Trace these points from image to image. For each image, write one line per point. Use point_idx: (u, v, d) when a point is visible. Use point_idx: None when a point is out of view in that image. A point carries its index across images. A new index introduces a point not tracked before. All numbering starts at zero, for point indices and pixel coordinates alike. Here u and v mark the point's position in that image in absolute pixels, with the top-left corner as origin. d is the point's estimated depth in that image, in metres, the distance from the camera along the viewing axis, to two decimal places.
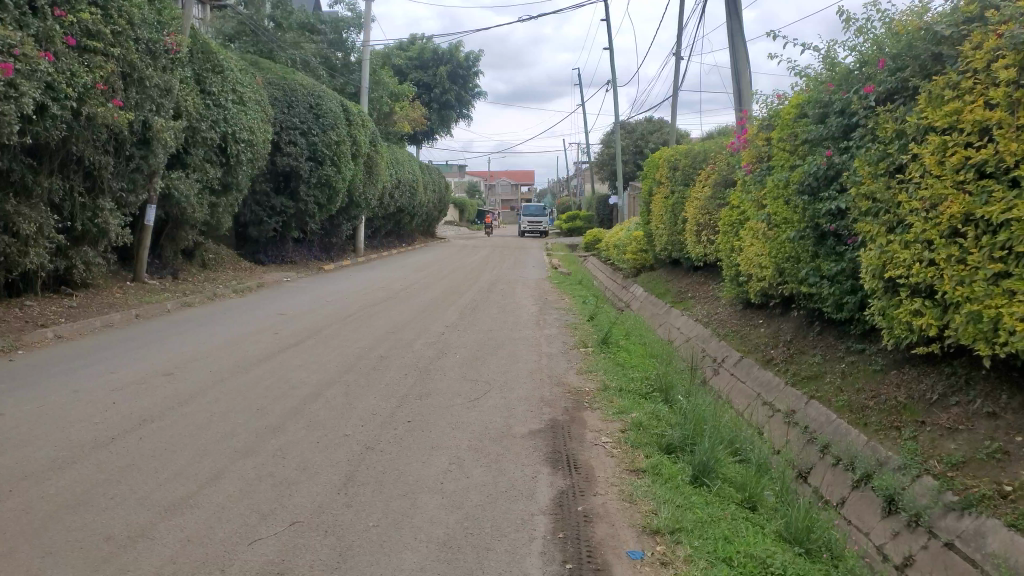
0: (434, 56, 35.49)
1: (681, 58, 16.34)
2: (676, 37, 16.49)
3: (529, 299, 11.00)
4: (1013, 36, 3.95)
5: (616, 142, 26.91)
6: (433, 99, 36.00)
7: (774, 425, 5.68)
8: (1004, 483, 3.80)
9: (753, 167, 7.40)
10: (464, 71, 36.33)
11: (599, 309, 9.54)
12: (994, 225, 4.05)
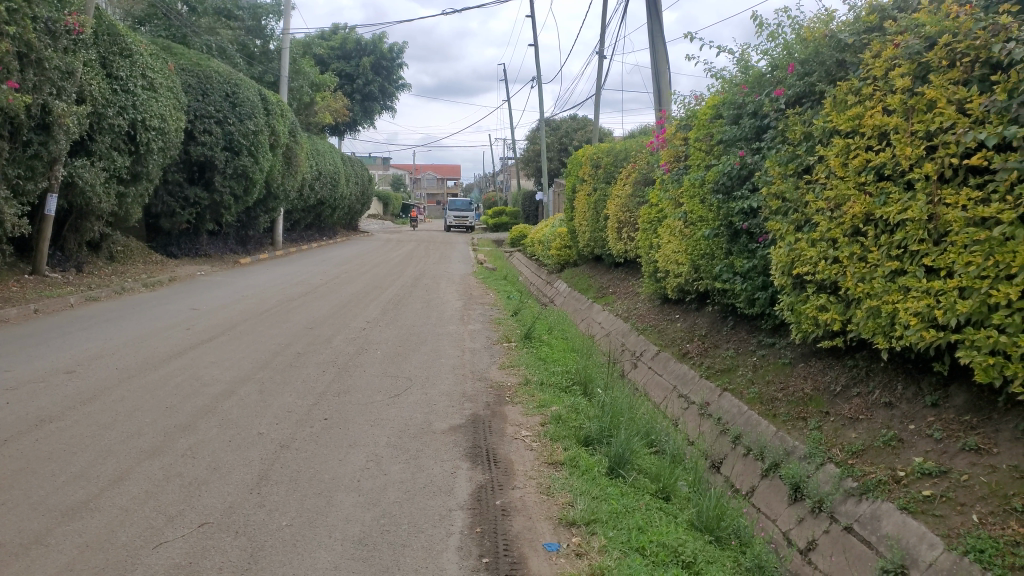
0: (357, 47, 35.11)
1: (603, 57, 16.58)
2: (599, 37, 16.72)
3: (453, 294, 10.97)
4: (909, 46, 4.20)
5: (543, 140, 27.14)
6: (357, 90, 35.44)
7: (689, 417, 5.85)
8: (897, 469, 4.06)
9: (672, 166, 7.58)
10: (388, 64, 35.98)
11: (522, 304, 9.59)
12: (891, 225, 4.30)
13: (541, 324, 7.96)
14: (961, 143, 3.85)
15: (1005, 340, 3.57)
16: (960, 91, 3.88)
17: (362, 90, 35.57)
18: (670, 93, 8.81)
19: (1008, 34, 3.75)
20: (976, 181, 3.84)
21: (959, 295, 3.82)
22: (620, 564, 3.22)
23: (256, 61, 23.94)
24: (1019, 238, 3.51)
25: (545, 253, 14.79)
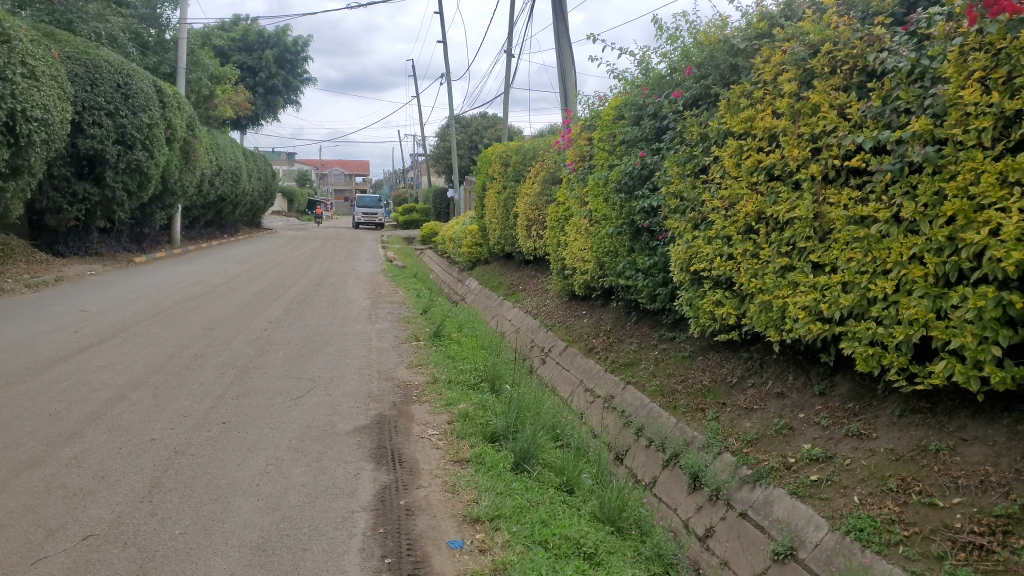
0: (258, 39, 34.15)
1: (512, 56, 16.71)
2: (508, 35, 16.83)
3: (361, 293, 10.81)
4: (795, 53, 4.43)
5: (454, 138, 27.08)
6: (258, 82, 34.29)
7: (594, 411, 5.96)
8: (788, 456, 4.29)
9: (577, 165, 7.71)
10: (292, 57, 35.17)
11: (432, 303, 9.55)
12: (780, 223, 4.55)
13: (451, 321, 7.96)
14: (842, 146, 4.13)
15: (882, 331, 3.87)
16: (840, 96, 4.15)
17: (264, 83, 34.46)
18: (576, 92, 8.94)
19: (881, 44, 4.06)
20: (856, 182, 4.13)
21: (842, 289, 4.11)
22: (523, 559, 3.26)
23: (150, 50, 22.85)
24: (894, 235, 3.83)
25: (456, 250, 14.78)
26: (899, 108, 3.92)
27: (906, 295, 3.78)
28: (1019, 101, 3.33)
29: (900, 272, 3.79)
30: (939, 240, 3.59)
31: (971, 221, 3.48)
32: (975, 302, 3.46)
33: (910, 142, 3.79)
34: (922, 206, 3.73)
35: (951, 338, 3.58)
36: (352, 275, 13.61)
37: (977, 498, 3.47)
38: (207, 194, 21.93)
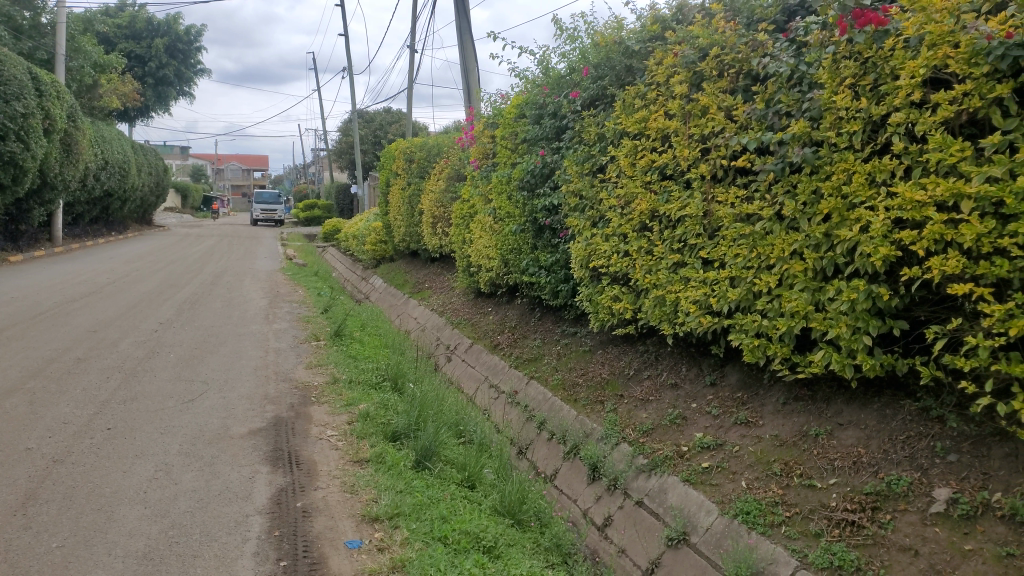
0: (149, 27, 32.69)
1: (415, 51, 16.63)
2: (413, 31, 16.74)
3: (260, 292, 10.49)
4: (685, 56, 4.61)
5: (359, 134, 26.72)
6: (148, 73, 32.73)
7: (498, 407, 6.01)
8: (681, 445, 4.48)
9: (481, 163, 7.76)
10: (185, 47, 33.76)
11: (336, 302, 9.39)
12: (673, 220, 4.74)
13: (354, 320, 7.83)
14: (729, 147, 4.35)
15: (767, 323, 4.12)
16: (728, 99, 4.36)
17: (155, 74, 32.93)
18: (479, 90, 8.98)
19: (764, 49, 4.27)
20: (742, 181, 4.36)
21: (730, 284, 4.35)
22: (422, 555, 3.26)
23: (25, 34, 21.37)
24: (777, 233, 4.08)
25: (360, 248, 14.57)
26: (780, 111, 4.15)
27: (788, 289, 4.05)
28: (883, 107, 3.61)
29: (782, 267, 4.05)
30: (817, 236, 3.86)
31: (845, 219, 3.76)
32: (848, 296, 3.71)
33: (790, 143, 4.03)
34: (801, 205, 3.99)
35: (827, 329, 3.85)
36: (251, 274, 13.18)
37: (850, 477, 3.81)
38: (91, 188, 20.74)
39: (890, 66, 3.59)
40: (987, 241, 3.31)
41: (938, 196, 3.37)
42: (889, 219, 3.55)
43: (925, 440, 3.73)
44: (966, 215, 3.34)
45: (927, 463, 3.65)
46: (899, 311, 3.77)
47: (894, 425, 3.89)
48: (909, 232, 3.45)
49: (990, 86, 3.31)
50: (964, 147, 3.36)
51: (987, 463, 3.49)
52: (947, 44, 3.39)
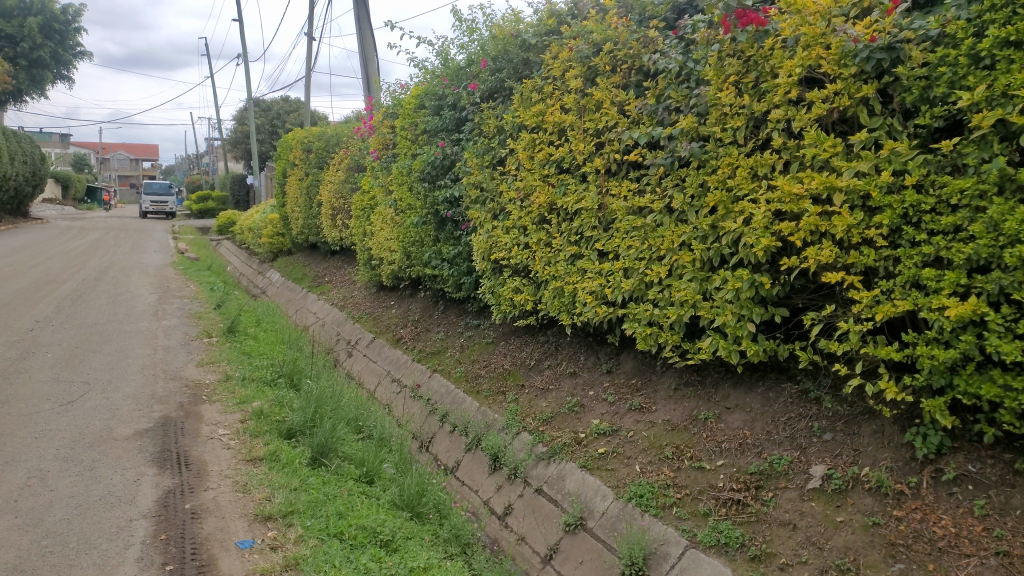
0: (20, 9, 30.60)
1: (312, 38, 16.26)
2: (310, 18, 16.37)
3: (148, 288, 9.99)
4: (580, 51, 4.71)
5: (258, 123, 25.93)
6: (20, 55, 30.34)
7: (400, 401, 5.98)
8: (579, 432, 4.60)
9: (380, 153, 7.68)
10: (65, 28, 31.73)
11: (231, 298, 9.07)
12: (570, 213, 4.84)
13: (249, 317, 7.58)
14: (622, 141, 4.47)
15: (658, 312, 4.29)
16: (620, 94, 4.47)
17: (31, 56, 30.75)
18: (379, 79, 8.88)
19: (654, 46, 4.38)
20: (634, 175, 4.49)
21: (624, 275, 4.49)
22: (317, 552, 3.21)
23: None
24: (667, 225, 4.24)
25: (257, 240, 14.13)
26: (669, 107, 4.29)
27: (677, 279, 4.22)
28: (764, 104, 3.81)
29: (672, 258, 4.21)
30: (704, 228, 4.02)
31: (729, 211, 3.94)
32: (733, 285, 3.90)
33: (679, 138, 4.20)
34: (689, 198, 4.16)
35: (714, 317, 4.03)
36: (139, 269, 12.54)
37: (736, 458, 4.04)
38: None
39: (769, 65, 3.79)
40: (856, 231, 3.56)
41: (812, 189, 3.59)
42: (769, 212, 3.75)
43: (803, 421, 4.03)
44: (838, 207, 3.58)
45: (805, 442, 3.94)
46: (779, 299, 3.99)
47: (776, 407, 4.17)
48: (787, 224, 3.66)
49: (857, 86, 3.55)
50: (835, 143, 3.59)
51: (857, 440, 3.81)
52: (820, 46, 3.60)
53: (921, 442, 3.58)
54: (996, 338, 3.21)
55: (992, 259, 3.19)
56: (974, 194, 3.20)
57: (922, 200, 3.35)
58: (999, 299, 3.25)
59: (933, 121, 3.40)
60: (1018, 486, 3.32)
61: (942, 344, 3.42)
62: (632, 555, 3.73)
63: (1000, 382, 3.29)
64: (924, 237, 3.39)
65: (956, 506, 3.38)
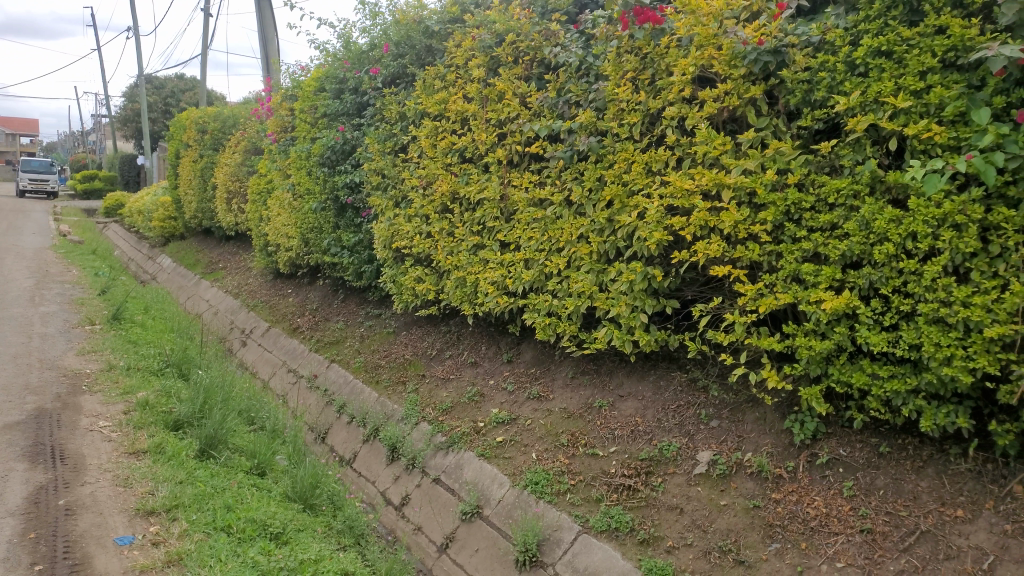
0: None
1: (207, 14, 15.65)
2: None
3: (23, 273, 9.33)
4: (482, 40, 4.74)
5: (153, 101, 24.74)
6: None
7: (296, 392, 5.85)
8: (478, 421, 4.65)
9: (279, 136, 7.48)
10: None
11: (116, 284, 8.61)
12: (473, 203, 4.86)
13: (136, 304, 7.22)
14: (523, 133, 4.50)
15: (557, 303, 4.37)
16: (522, 86, 4.52)
17: None
18: (278, 60, 8.63)
19: (555, 39, 4.48)
20: (535, 167, 4.55)
21: (524, 266, 4.54)
22: (201, 546, 3.10)
23: None
24: (566, 217, 4.32)
25: (147, 223, 13.48)
26: (569, 100, 4.36)
27: (575, 271, 4.31)
28: (659, 101, 3.92)
29: (571, 250, 4.30)
30: (601, 221, 4.12)
31: (625, 205, 4.05)
32: (628, 277, 4.01)
33: (578, 132, 4.28)
34: (587, 191, 4.25)
35: (609, 308, 4.15)
36: (12, 252, 11.71)
37: (628, 445, 4.18)
38: None
39: (665, 63, 3.89)
40: (742, 227, 3.71)
41: (703, 185, 3.73)
42: (662, 206, 3.87)
43: (692, 408, 4.21)
44: (726, 203, 3.73)
45: (693, 429, 4.12)
46: (671, 292, 4.13)
47: (667, 396, 4.33)
48: (678, 219, 3.78)
49: (745, 87, 3.70)
50: (724, 142, 3.74)
51: (741, 426, 4.03)
52: (712, 46, 3.73)
53: (799, 429, 3.82)
54: (866, 330, 3.43)
55: (863, 255, 3.41)
56: (849, 194, 3.41)
57: (802, 198, 3.53)
58: (869, 293, 3.47)
59: (814, 124, 3.58)
60: (882, 468, 3.57)
61: (818, 335, 3.62)
62: (526, 542, 3.80)
63: (868, 371, 3.51)
64: (803, 234, 3.57)
65: (828, 488, 3.61)
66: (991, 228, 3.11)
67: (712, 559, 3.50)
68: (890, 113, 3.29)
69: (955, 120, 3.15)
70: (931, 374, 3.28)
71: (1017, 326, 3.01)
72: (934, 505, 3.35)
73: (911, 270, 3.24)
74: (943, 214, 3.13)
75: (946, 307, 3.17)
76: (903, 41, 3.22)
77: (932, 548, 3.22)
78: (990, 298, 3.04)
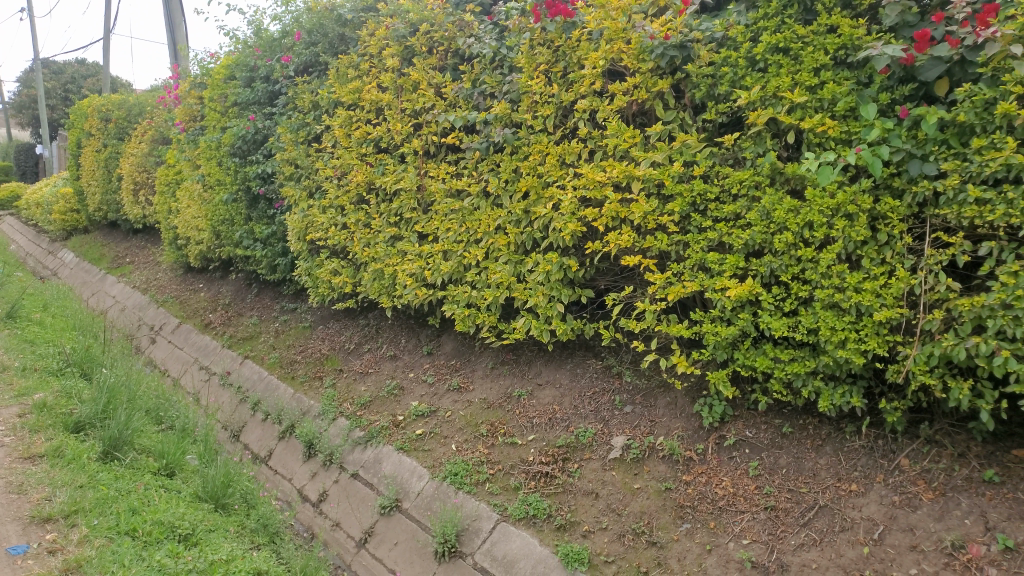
0: None
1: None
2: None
3: None
4: (396, 30, 4.73)
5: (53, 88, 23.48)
6: None
7: (209, 389, 5.70)
8: (397, 414, 4.65)
9: (187, 125, 7.23)
10: None
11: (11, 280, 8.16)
12: (389, 194, 4.82)
13: (33, 301, 6.84)
14: (438, 123, 4.50)
15: (476, 294, 4.38)
16: (437, 76, 4.52)
17: None
18: (186, 46, 8.34)
19: (469, 30, 4.49)
20: (451, 158, 4.55)
21: (443, 257, 4.53)
22: (103, 552, 2.97)
23: None
24: (483, 208, 4.33)
25: (46, 216, 12.79)
26: (484, 92, 4.39)
27: (493, 262, 4.33)
28: (572, 94, 3.99)
29: (489, 241, 4.31)
30: (518, 213, 4.15)
31: (541, 196, 4.10)
32: (545, 267, 4.06)
33: (493, 123, 4.29)
34: (504, 182, 4.27)
35: (527, 299, 4.19)
36: None
37: (546, 433, 4.24)
38: None
39: (577, 56, 3.96)
40: (652, 218, 3.81)
41: (614, 177, 3.80)
42: (576, 198, 3.94)
43: (607, 395, 4.33)
44: (636, 195, 3.82)
45: (609, 415, 4.23)
46: (586, 281, 4.21)
47: (583, 382, 4.44)
48: (591, 210, 3.85)
49: (653, 81, 3.80)
50: (634, 134, 3.83)
51: (653, 411, 4.16)
52: (621, 41, 3.82)
53: (708, 412, 3.95)
54: (768, 316, 3.57)
55: (765, 244, 3.55)
56: (750, 185, 3.55)
57: (707, 190, 3.65)
58: (770, 281, 3.62)
59: (717, 117, 3.70)
60: (785, 447, 3.75)
61: (724, 322, 3.76)
62: (445, 533, 3.80)
63: (770, 355, 3.67)
64: (709, 224, 3.69)
65: (735, 468, 3.76)
66: (879, 218, 3.29)
67: (626, 541, 3.59)
68: (787, 107, 3.44)
69: (846, 116, 3.33)
70: (828, 356, 3.45)
71: (903, 309, 3.20)
72: (831, 481, 3.54)
73: (809, 258, 3.40)
74: (837, 204, 3.29)
75: (840, 293, 3.34)
76: (798, 38, 3.38)
77: (829, 522, 3.40)
78: (879, 284, 3.22)
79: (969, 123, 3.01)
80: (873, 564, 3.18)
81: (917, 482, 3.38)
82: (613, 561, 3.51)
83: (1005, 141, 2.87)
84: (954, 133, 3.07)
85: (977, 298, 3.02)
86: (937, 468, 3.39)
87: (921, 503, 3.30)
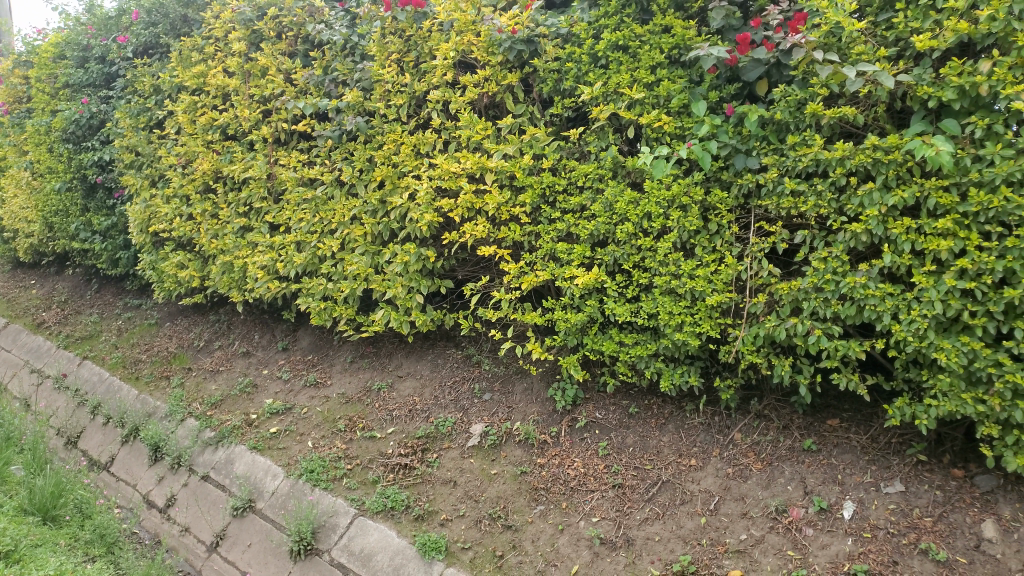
0: None
1: None
2: None
3: None
4: (242, 12, 4.62)
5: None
6: None
7: (41, 393, 5.29)
8: (251, 413, 4.53)
9: (11, 108, 6.67)
10: None
11: None
12: (238, 183, 4.68)
13: None
14: (288, 110, 4.41)
15: (332, 286, 4.30)
16: (287, 62, 4.45)
17: None
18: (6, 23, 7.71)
19: (319, 16, 4.46)
20: (303, 146, 4.47)
21: (296, 249, 4.41)
22: None
23: None
24: (338, 198, 4.25)
25: None
26: (337, 79, 4.33)
27: (349, 253, 4.25)
28: (424, 84, 4.00)
29: (343, 231, 4.24)
30: (373, 203, 4.10)
31: (395, 186, 4.08)
32: (402, 259, 4.02)
33: (346, 112, 4.25)
34: (358, 171, 4.22)
35: (385, 290, 4.14)
36: None
37: (406, 425, 4.25)
38: None
39: (428, 46, 3.99)
40: (505, 209, 3.88)
41: (467, 168, 3.83)
42: (431, 188, 3.93)
43: (466, 384, 4.41)
44: (489, 186, 3.87)
45: (468, 404, 4.30)
46: (443, 272, 4.23)
47: (443, 373, 4.51)
48: (446, 200, 3.86)
49: (503, 74, 3.85)
50: (486, 126, 3.87)
51: (511, 398, 4.27)
52: (471, 33, 3.86)
53: (561, 396, 4.10)
54: (612, 302, 3.73)
55: (608, 234, 3.70)
56: (595, 178, 3.69)
57: (555, 181, 3.77)
58: (614, 269, 3.78)
59: (564, 111, 3.84)
60: (631, 427, 3.95)
61: (573, 309, 3.89)
62: (300, 531, 3.72)
63: (616, 340, 3.83)
64: (558, 215, 3.81)
65: (586, 449, 3.91)
66: (710, 209, 3.51)
67: (483, 526, 3.64)
68: (627, 103, 3.59)
69: (680, 112, 3.51)
70: (667, 339, 3.65)
71: (732, 293, 3.43)
72: (673, 457, 3.76)
73: (648, 247, 3.58)
74: (672, 196, 3.48)
75: (677, 279, 3.54)
76: (636, 37, 3.54)
77: (671, 495, 3.60)
78: (710, 270, 3.43)
79: (785, 121, 3.29)
80: (709, 532, 3.39)
81: (747, 454, 3.66)
82: (469, 547, 3.55)
83: (815, 139, 3.15)
84: (773, 131, 3.33)
85: (794, 282, 3.30)
86: (765, 440, 3.68)
87: (751, 473, 3.57)
